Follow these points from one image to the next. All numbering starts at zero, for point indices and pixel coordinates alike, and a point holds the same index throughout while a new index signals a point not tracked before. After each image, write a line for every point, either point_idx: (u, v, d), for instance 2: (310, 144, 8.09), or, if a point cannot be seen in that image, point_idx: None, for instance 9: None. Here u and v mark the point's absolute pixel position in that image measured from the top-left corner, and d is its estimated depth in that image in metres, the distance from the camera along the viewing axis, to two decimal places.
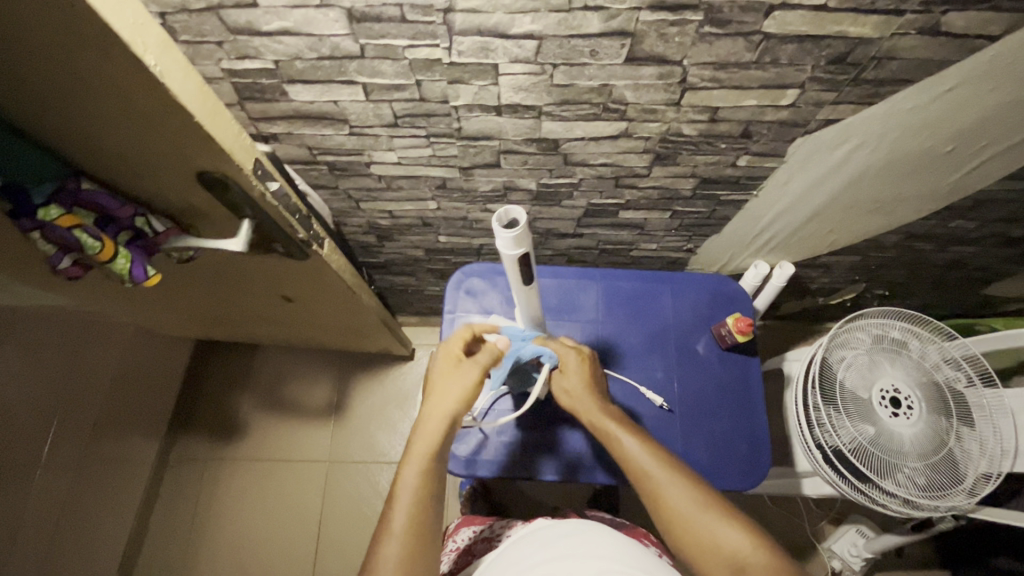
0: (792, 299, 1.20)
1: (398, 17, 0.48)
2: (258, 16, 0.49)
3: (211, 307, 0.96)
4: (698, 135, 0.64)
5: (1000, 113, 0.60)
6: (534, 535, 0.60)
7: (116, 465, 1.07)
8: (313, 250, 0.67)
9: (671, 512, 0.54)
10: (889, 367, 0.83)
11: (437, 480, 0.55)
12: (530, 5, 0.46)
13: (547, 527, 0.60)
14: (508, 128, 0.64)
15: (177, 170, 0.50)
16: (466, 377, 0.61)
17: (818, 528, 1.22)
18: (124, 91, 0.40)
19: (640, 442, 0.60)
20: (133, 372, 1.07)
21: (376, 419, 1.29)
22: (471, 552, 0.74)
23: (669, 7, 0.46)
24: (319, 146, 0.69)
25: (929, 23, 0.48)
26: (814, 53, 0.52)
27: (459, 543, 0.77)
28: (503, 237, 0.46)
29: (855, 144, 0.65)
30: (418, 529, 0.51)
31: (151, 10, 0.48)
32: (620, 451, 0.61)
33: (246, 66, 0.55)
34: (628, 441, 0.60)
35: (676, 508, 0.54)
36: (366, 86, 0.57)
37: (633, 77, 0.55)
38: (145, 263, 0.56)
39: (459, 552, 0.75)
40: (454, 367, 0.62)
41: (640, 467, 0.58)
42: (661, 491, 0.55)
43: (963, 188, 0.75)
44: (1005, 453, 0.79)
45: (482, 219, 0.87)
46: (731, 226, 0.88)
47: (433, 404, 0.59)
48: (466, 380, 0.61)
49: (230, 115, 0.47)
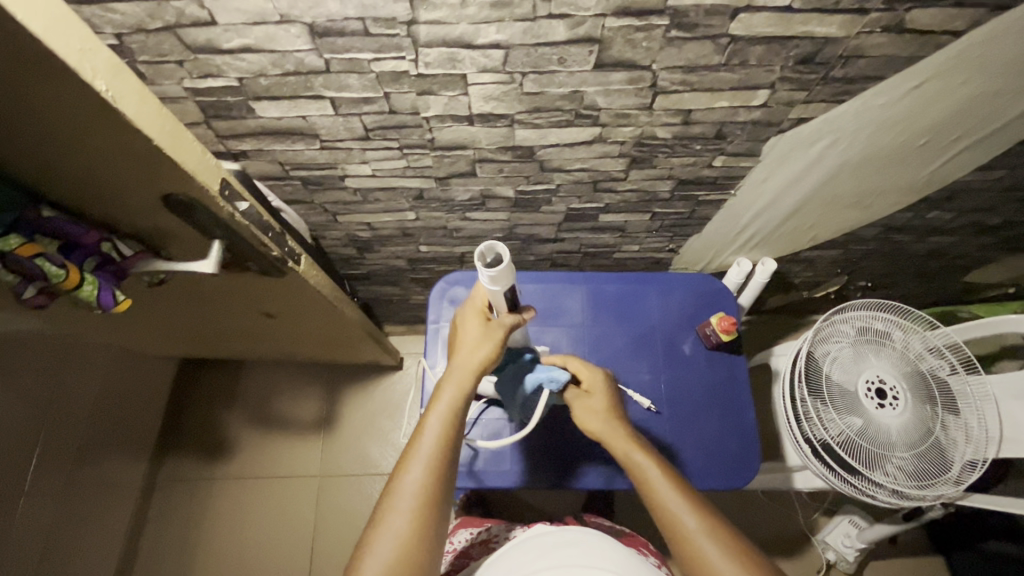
0: (776, 294, 1.21)
1: (361, 31, 0.47)
2: (218, 34, 0.48)
3: (192, 327, 0.95)
4: (673, 137, 0.64)
5: (970, 105, 0.60)
6: (532, 542, 0.59)
7: (101, 490, 1.05)
8: (289, 267, 0.66)
9: (700, 556, 0.53)
10: (873, 358, 0.83)
11: (457, 436, 0.56)
12: (494, 15, 0.46)
13: (544, 534, 0.59)
14: (481, 138, 0.63)
15: (141, 195, 0.49)
16: (493, 338, 0.59)
17: (812, 520, 1.23)
18: (77, 121, 0.39)
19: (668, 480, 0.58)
20: (117, 395, 1.05)
21: (366, 431, 1.28)
22: (467, 554, 0.74)
23: (635, 13, 0.46)
24: (291, 161, 0.68)
25: (893, 21, 0.48)
26: (782, 53, 0.51)
27: (455, 545, 0.77)
28: (484, 273, 0.52)
29: (830, 141, 0.65)
30: (432, 486, 0.53)
31: (106, 32, 0.47)
32: (645, 485, 0.59)
33: (209, 84, 0.54)
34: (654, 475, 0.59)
35: (707, 553, 0.52)
36: (335, 100, 0.56)
37: (604, 83, 0.54)
38: (113, 289, 0.54)
39: (455, 553, 0.75)
40: (483, 323, 0.60)
41: (667, 507, 0.56)
42: (693, 536, 0.53)
43: (937, 181, 0.75)
44: (989, 440, 0.80)
45: (462, 227, 0.87)
46: (712, 225, 0.88)
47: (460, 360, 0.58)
48: (494, 340, 0.58)
49: (192, 136, 0.46)
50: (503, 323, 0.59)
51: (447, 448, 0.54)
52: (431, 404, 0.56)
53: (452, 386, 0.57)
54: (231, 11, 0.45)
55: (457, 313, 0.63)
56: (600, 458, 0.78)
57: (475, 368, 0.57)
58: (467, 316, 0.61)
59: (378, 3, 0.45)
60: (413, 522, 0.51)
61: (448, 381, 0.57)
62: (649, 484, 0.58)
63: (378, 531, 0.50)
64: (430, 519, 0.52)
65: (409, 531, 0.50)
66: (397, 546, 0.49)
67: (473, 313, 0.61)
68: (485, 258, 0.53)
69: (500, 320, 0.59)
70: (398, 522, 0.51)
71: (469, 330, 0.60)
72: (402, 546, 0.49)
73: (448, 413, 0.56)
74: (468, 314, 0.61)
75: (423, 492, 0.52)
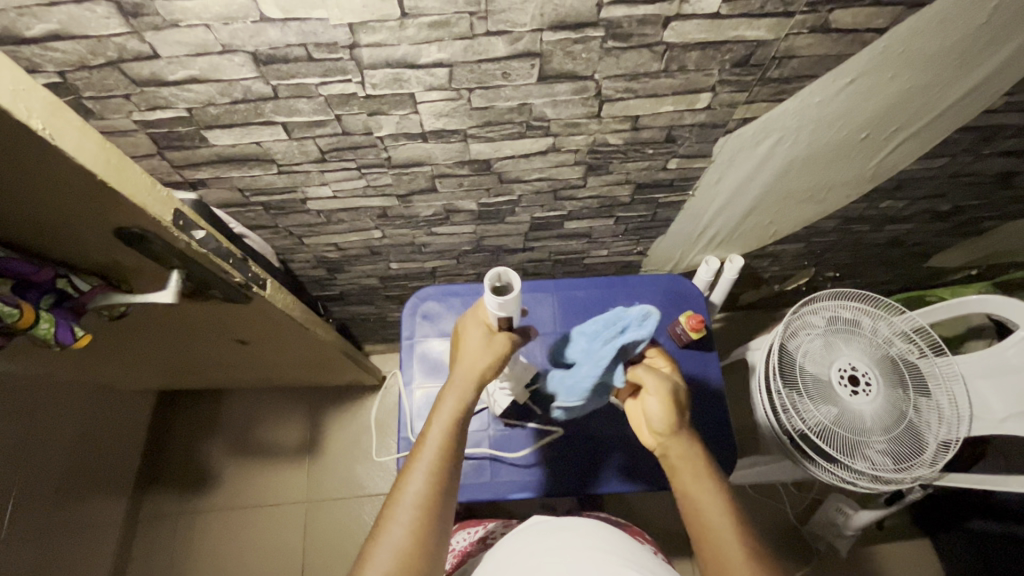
0: (749, 290, 1.23)
1: (304, 56, 0.48)
2: (162, 66, 0.48)
3: (163, 359, 0.93)
4: (625, 143, 0.66)
5: (905, 98, 0.63)
6: (526, 533, 0.59)
7: (79, 533, 1.02)
8: (254, 291, 0.66)
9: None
10: (844, 347, 0.85)
11: (458, 446, 0.56)
12: (433, 35, 0.47)
13: (538, 525, 0.60)
14: (437, 154, 0.64)
15: (94, 229, 0.49)
16: (495, 348, 0.59)
17: (801, 510, 1.24)
18: (17, 161, 0.39)
19: (715, 494, 0.55)
20: (93, 433, 1.03)
21: (352, 452, 1.27)
22: (464, 554, 0.74)
23: (570, 26, 0.48)
24: (250, 187, 0.68)
25: (818, 22, 0.50)
26: (717, 58, 0.53)
27: (456, 545, 0.77)
28: (491, 297, 0.55)
29: (777, 139, 0.67)
30: (432, 495, 0.52)
31: (48, 70, 0.47)
32: (692, 498, 0.55)
33: (158, 116, 0.54)
34: (704, 487, 0.55)
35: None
36: (286, 125, 0.57)
37: (549, 94, 0.56)
38: (70, 325, 0.54)
39: (455, 554, 0.75)
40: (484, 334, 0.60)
41: (710, 521, 0.53)
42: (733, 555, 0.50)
43: (886, 170, 0.78)
44: (961, 419, 0.82)
45: (430, 242, 0.87)
46: (675, 226, 0.90)
47: (462, 370, 0.59)
48: (496, 350, 0.59)
49: (139, 167, 0.46)
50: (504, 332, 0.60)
51: (447, 457, 0.54)
52: (433, 415, 0.57)
53: (452, 396, 0.57)
54: (173, 43, 0.46)
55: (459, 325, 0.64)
56: (580, 465, 0.78)
57: (476, 377, 0.57)
58: (469, 328, 0.62)
59: (318, 29, 0.45)
60: (413, 533, 0.50)
61: (449, 391, 0.58)
62: (698, 494, 0.55)
63: (377, 544, 0.50)
64: (430, 531, 0.51)
65: (409, 541, 0.49)
66: (395, 557, 0.48)
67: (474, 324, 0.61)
68: (494, 280, 0.56)
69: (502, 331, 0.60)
70: (397, 533, 0.50)
71: (471, 341, 0.61)
72: (400, 557, 0.48)
73: (449, 422, 0.56)
74: (469, 326, 0.62)
75: (422, 501, 0.52)
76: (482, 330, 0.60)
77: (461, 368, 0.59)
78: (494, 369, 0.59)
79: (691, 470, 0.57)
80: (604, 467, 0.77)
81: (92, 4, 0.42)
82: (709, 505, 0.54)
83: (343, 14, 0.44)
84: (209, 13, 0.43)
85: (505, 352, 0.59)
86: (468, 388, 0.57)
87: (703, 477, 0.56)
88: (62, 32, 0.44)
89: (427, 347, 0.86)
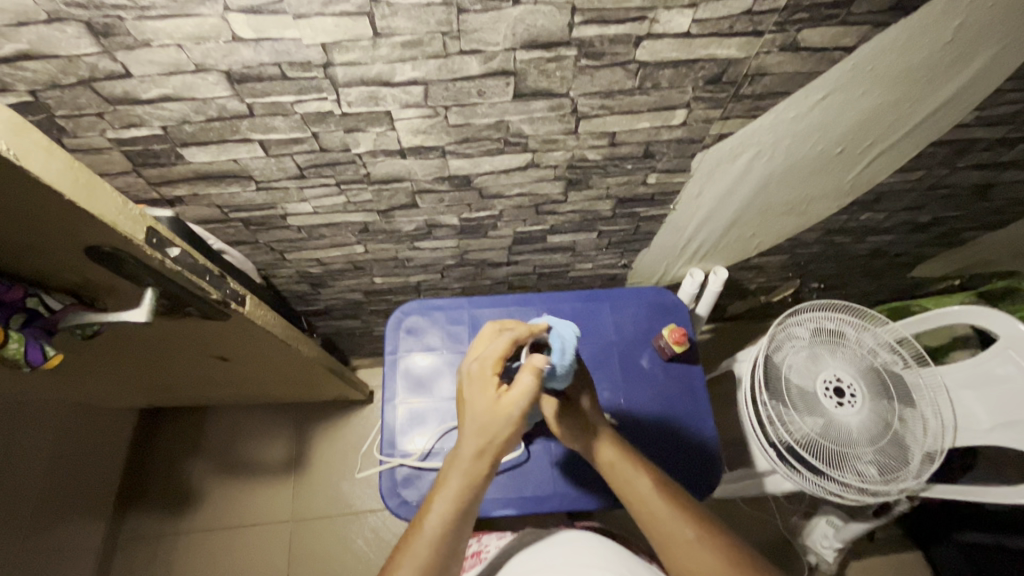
0: (735, 301, 1.23)
1: (278, 75, 0.48)
2: (135, 85, 0.48)
3: (142, 376, 0.92)
4: (604, 159, 0.66)
5: (878, 112, 0.63)
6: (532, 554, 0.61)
7: (56, 555, 0.99)
8: (232, 308, 0.65)
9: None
10: (829, 358, 0.85)
11: (462, 526, 0.52)
12: (407, 54, 0.47)
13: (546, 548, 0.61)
14: (416, 170, 0.64)
15: (64, 248, 0.48)
16: (508, 415, 0.53)
17: (790, 523, 1.23)
18: None
19: (653, 488, 0.57)
20: (71, 453, 1.01)
21: (338, 468, 1.25)
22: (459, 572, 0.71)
23: (542, 45, 0.48)
24: (229, 204, 0.68)
25: (788, 40, 0.51)
26: (691, 75, 0.54)
27: None
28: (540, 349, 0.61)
29: (754, 153, 0.68)
30: None
31: (19, 89, 0.47)
32: (640, 503, 0.57)
33: (133, 134, 0.54)
34: (648, 490, 0.57)
35: None
36: (263, 142, 0.57)
37: (526, 111, 0.56)
38: (41, 344, 0.53)
39: None
40: (490, 396, 0.54)
41: (664, 526, 0.54)
42: (683, 552, 0.53)
43: (863, 183, 0.79)
44: (945, 430, 0.82)
45: (413, 257, 0.87)
46: (658, 239, 0.90)
47: (470, 446, 0.53)
48: (509, 421, 0.53)
49: (109, 185, 0.46)
50: (513, 399, 0.53)
51: (445, 544, 0.51)
52: (437, 490, 0.53)
53: (459, 472, 0.53)
54: (145, 62, 0.46)
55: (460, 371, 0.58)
56: (565, 482, 0.76)
57: (487, 455, 0.53)
58: (472, 383, 0.55)
59: (292, 49, 0.46)
60: None
61: (455, 468, 0.53)
62: (635, 498, 0.57)
63: None
64: None
65: None
66: None
67: (478, 382, 0.55)
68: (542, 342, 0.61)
69: (510, 393, 0.53)
70: None
71: (474, 402, 0.54)
72: None
73: (449, 513, 0.52)
74: (471, 385, 0.55)
75: None
76: (482, 388, 0.54)
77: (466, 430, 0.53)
78: (505, 445, 0.54)
79: (625, 476, 0.59)
80: (589, 481, 0.76)
81: (61, 25, 0.42)
82: (652, 502, 0.56)
83: (316, 33, 0.44)
84: (180, 34, 0.43)
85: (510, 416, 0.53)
86: (478, 457, 0.53)
87: (641, 479, 0.58)
88: (32, 52, 0.44)
89: (410, 362, 0.85)
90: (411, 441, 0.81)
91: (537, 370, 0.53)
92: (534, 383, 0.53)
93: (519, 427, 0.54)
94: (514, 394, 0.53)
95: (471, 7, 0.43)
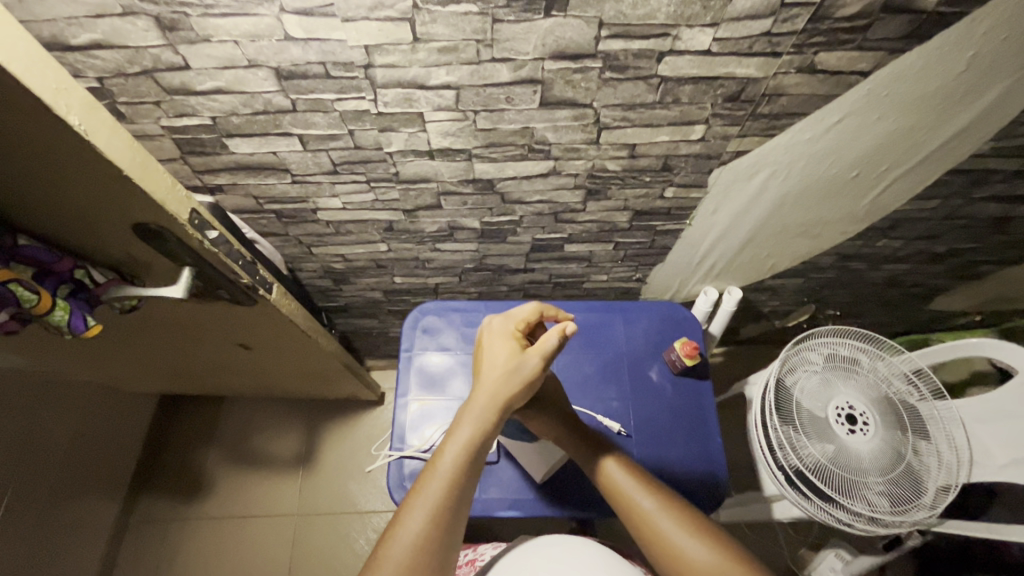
0: (749, 324, 1.23)
1: (322, 73, 0.52)
2: (192, 77, 0.52)
3: (169, 360, 0.96)
4: (623, 170, 0.69)
5: (894, 137, 0.65)
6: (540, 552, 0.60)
7: (73, 529, 1.02)
8: (260, 295, 0.68)
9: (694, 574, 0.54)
10: (842, 385, 0.84)
11: (472, 472, 0.54)
12: (443, 59, 0.51)
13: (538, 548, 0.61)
14: (443, 171, 0.67)
15: (115, 223, 0.52)
16: (524, 364, 0.60)
17: (797, 553, 1.20)
18: (42, 150, 0.41)
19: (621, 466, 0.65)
20: (94, 431, 1.04)
21: (346, 466, 1.27)
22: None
23: (569, 56, 0.51)
24: (264, 196, 0.72)
25: (805, 62, 0.54)
26: (710, 92, 0.56)
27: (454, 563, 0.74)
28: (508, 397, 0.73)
29: (770, 172, 0.70)
30: (432, 535, 0.49)
31: (88, 76, 0.52)
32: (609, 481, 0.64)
33: (184, 123, 0.59)
34: (615, 471, 0.64)
35: (680, 537, 0.57)
36: (302, 137, 0.61)
37: (551, 119, 0.59)
38: (83, 314, 0.56)
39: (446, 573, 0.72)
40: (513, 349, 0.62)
41: (628, 501, 0.62)
42: (646, 521, 0.59)
43: (879, 210, 0.80)
44: (960, 463, 0.80)
45: (433, 258, 0.90)
46: (673, 255, 0.92)
47: (481, 398, 0.58)
48: (525, 374, 0.59)
49: (162, 167, 0.49)
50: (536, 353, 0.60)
51: (459, 483, 0.52)
52: (448, 436, 0.56)
53: (470, 422, 0.56)
54: (203, 56, 0.50)
55: (485, 326, 0.66)
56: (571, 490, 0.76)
57: (498, 402, 0.57)
58: (498, 338, 0.64)
59: (337, 49, 0.49)
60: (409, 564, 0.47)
61: (465, 420, 0.56)
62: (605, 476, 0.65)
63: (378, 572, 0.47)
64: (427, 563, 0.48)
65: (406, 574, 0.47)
66: None
67: (503, 336, 0.64)
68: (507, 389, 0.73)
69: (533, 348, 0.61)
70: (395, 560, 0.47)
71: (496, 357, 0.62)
72: None
73: (461, 457, 0.53)
74: (497, 336, 0.64)
75: (425, 537, 0.49)
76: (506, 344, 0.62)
77: (492, 375, 0.60)
78: (515, 399, 0.59)
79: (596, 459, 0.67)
80: (593, 487, 0.76)
81: (134, 18, 0.46)
82: (622, 477, 0.64)
83: (360, 36, 0.48)
84: (238, 31, 0.47)
85: (530, 372, 0.60)
86: (489, 405, 0.57)
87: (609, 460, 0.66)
88: (105, 42, 0.48)
89: (425, 360, 0.88)
90: (421, 436, 0.82)
91: (562, 333, 0.61)
92: (557, 342, 0.61)
93: (533, 383, 0.60)
94: (538, 347, 0.61)
95: (505, 17, 0.47)
